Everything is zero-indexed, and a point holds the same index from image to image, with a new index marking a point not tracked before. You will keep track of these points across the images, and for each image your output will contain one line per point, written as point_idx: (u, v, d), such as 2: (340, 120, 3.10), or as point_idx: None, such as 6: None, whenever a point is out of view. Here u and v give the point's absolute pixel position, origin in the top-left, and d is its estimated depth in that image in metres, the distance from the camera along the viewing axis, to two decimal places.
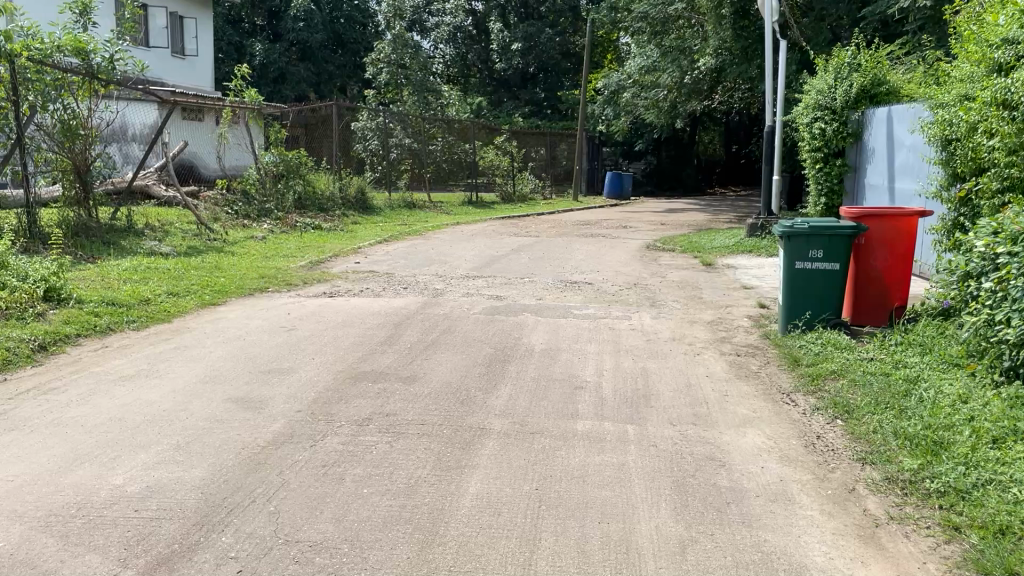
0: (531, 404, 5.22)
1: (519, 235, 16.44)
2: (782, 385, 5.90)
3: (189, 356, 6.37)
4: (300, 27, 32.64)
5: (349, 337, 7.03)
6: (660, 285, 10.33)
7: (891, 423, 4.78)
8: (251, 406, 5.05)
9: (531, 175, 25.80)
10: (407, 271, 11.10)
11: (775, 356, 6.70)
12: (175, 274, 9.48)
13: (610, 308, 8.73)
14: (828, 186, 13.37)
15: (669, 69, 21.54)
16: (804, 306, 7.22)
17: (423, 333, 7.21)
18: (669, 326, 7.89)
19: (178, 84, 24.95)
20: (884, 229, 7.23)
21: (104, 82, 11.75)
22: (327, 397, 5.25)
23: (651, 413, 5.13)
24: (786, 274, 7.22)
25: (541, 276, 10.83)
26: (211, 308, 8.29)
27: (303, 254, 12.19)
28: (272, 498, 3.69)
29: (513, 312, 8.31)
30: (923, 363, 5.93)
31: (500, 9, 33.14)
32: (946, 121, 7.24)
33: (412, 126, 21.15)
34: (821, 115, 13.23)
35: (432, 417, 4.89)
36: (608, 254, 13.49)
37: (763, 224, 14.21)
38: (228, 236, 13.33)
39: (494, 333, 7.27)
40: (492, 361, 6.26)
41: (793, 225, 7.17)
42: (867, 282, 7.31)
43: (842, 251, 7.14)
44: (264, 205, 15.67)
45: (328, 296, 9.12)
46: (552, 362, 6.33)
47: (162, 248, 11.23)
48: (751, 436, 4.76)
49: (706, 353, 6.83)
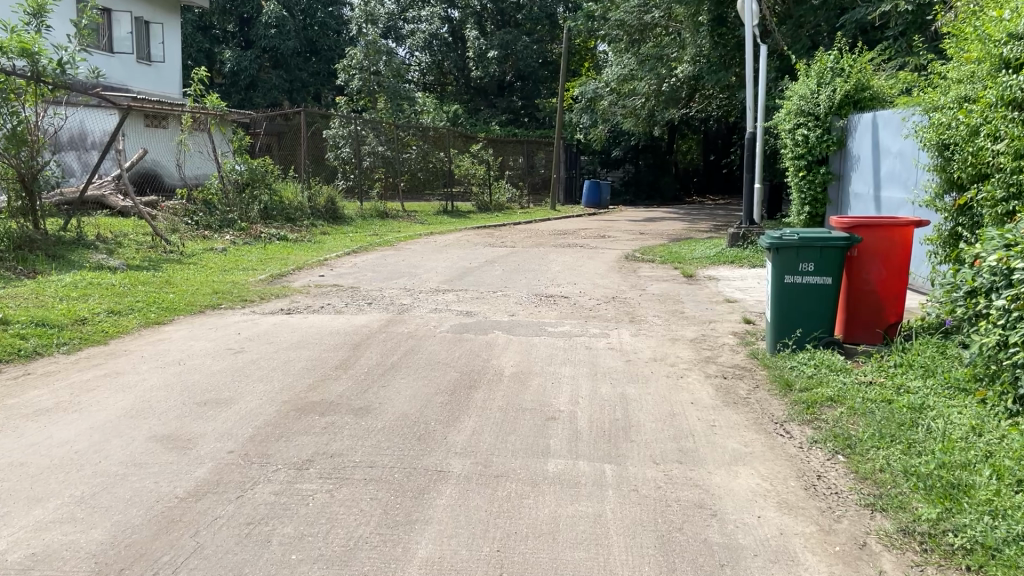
0: (497, 440, 4.65)
1: (493, 245, 15.89)
2: (774, 412, 5.37)
3: (120, 384, 5.77)
4: (272, 35, 31.88)
5: (301, 360, 6.44)
6: (640, 299, 9.80)
7: (900, 460, 4.25)
8: (176, 447, 4.46)
9: (508, 184, 25.27)
10: (374, 285, 10.51)
11: (764, 379, 6.17)
12: (120, 289, 8.87)
13: (587, 324, 8.18)
14: (811, 195, 12.96)
15: (646, 78, 21.17)
16: (796, 324, 6.70)
17: (382, 355, 6.63)
18: (648, 344, 7.34)
19: (143, 91, 24.21)
20: (879, 239, 6.74)
21: (50, 85, 11.01)
22: (266, 433, 4.66)
23: (631, 449, 4.57)
24: (774, 290, 6.71)
25: (515, 289, 10.28)
26: (156, 328, 7.69)
27: (265, 267, 11.55)
28: (180, 570, 3.13)
29: (483, 330, 7.74)
30: (926, 388, 5.40)
31: (476, 16, 32.63)
32: (943, 124, 6.75)
33: (385, 133, 20.43)
34: (804, 121, 12.74)
35: (382, 458, 4.30)
36: (586, 265, 12.96)
37: (745, 234, 13.72)
38: (187, 248, 12.61)
39: (460, 354, 6.69)
40: (456, 388, 5.68)
41: (782, 236, 6.67)
42: (861, 295, 6.81)
43: (835, 265, 6.63)
44: (227, 215, 14.95)
45: (285, 313, 8.51)
46: (522, 388, 5.77)
47: (112, 262, 10.57)
48: (744, 477, 4.23)
49: (689, 375, 6.29)
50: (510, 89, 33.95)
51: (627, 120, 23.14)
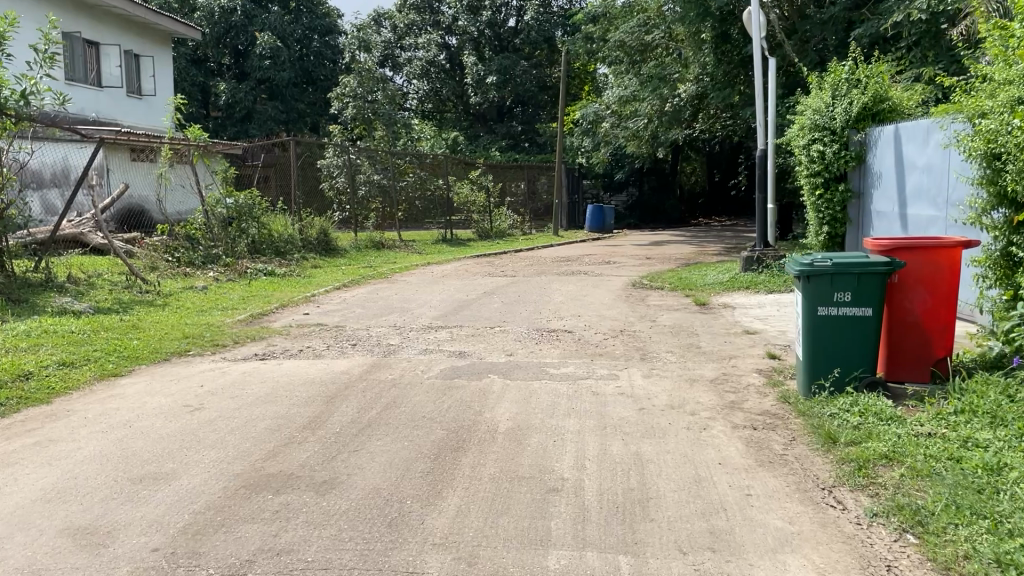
0: (485, 525, 3.81)
1: (493, 275, 15.06)
2: (818, 474, 4.51)
3: (48, 455, 4.92)
4: (266, 66, 31.20)
5: (264, 418, 5.59)
6: (650, 332, 8.96)
7: (991, 545, 3.41)
8: (89, 545, 3.63)
9: (509, 210, 24.51)
10: (361, 323, 9.68)
11: (801, 430, 5.29)
12: (78, 337, 8.07)
13: (594, 364, 7.31)
14: (830, 213, 11.99)
15: (649, 98, 20.33)
16: (833, 361, 5.82)
17: (359, 410, 5.77)
18: (664, 388, 6.46)
19: (133, 125, 23.56)
20: (922, 262, 5.95)
21: (13, 118, 10.31)
22: (204, 523, 3.83)
23: (651, 533, 3.73)
24: (808, 324, 5.85)
25: (514, 324, 9.47)
26: (110, 381, 6.86)
27: (247, 306, 10.76)
28: None
29: (477, 374, 6.89)
30: (1001, 439, 4.51)
31: (473, 42, 32.12)
32: (991, 130, 5.92)
33: (380, 162, 19.60)
34: (819, 136, 11.76)
35: (342, 557, 3.47)
36: (590, 294, 12.13)
37: (760, 257, 12.81)
38: (165, 286, 11.90)
39: (450, 407, 5.83)
40: (440, 452, 4.82)
41: (813, 261, 5.82)
42: (903, 328, 6.02)
43: (876, 293, 5.76)
44: (210, 251, 14.09)
45: (259, 359, 7.68)
46: (519, 448, 4.90)
47: (77, 305, 9.74)
48: (795, 571, 3.40)
49: (714, 426, 5.42)
50: (509, 115, 33.28)
51: (630, 142, 22.48)
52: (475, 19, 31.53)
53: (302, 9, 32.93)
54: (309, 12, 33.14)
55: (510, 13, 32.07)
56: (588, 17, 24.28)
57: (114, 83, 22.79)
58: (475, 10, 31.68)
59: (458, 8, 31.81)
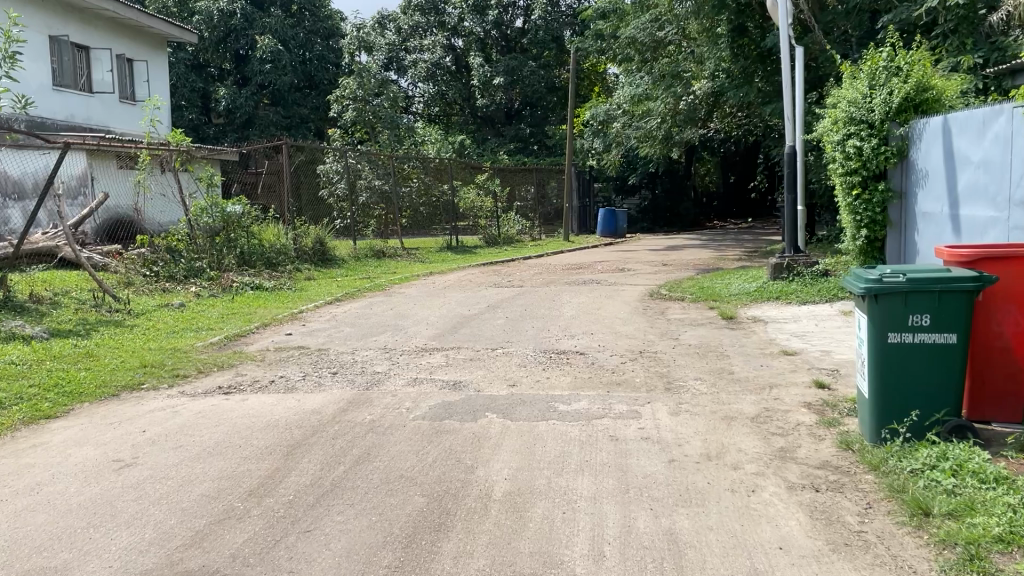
0: None
1: (500, 285, 13.93)
2: (917, 567, 3.37)
3: None
4: (267, 70, 30.17)
5: (205, 480, 4.51)
6: (674, 353, 7.85)
7: None
8: None
9: (517, 216, 23.42)
10: (346, 346, 8.59)
11: (877, 492, 4.18)
12: (15, 369, 7.01)
13: (610, 398, 6.18)
14: (868, 216, 10.74)
15: (663, 96, 19.41)
16: (910, 401, 4.70)
17: (323, 466, 4.68)
18: (697, 429, 5.35)
19: (124, 132, 22.58)
20: (1015, 276, 4.83)
21: None
22: None
23: None
24: (875, 355, 4.73)
25: (519, 345, 8.36)
26: (39, 426, 5.79)
27: (224, 327, 9.67)
28: None
29: (474, 412, 5.79)
30: None
31: (480, 43, 31.12)
32: None
33: (381, 165, 18.43)
34: (854, 131, 10.64)
35: None
36: (605, 307, 11.01)
37: (790, 263, 11.66)
38: (136, 303, 10.84)
39: (437, 462, 4.72)
40: (416, 533, 3.73)
41: (882, 277, 4.69)
42: (990, 354, 4.89)
43: (960, 316, 4.63)
44: (193, 263, 13.03)
45: (222, 394, 6.61)
46: (518, 525, 3.80)
47: (31, 330, 8.66)
48: None
49: (765, 487, 4.30)
50: (518, 117, 32.30)
51: (643, 143, 21.18)
52: (482, 20, 30.61)
53: (305, 12, 32.12)
54: (313, 15, 32.35)
55: (517, 12, 31.14)
56: (597, 13, 23.24)
57: (105, 89, 21.81)
58: (482, 10, 30.73)
59: (464, 8, 30.88)
